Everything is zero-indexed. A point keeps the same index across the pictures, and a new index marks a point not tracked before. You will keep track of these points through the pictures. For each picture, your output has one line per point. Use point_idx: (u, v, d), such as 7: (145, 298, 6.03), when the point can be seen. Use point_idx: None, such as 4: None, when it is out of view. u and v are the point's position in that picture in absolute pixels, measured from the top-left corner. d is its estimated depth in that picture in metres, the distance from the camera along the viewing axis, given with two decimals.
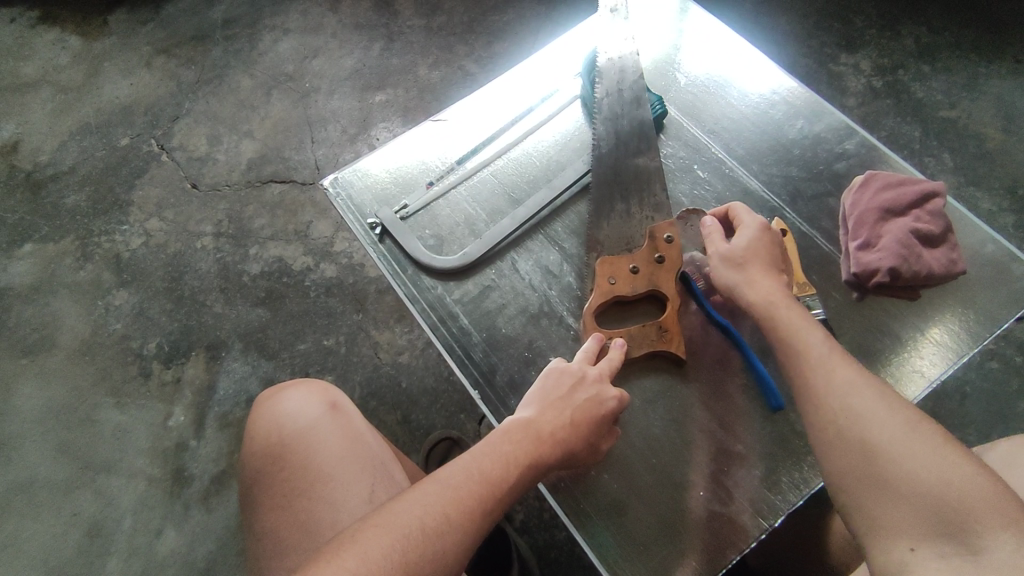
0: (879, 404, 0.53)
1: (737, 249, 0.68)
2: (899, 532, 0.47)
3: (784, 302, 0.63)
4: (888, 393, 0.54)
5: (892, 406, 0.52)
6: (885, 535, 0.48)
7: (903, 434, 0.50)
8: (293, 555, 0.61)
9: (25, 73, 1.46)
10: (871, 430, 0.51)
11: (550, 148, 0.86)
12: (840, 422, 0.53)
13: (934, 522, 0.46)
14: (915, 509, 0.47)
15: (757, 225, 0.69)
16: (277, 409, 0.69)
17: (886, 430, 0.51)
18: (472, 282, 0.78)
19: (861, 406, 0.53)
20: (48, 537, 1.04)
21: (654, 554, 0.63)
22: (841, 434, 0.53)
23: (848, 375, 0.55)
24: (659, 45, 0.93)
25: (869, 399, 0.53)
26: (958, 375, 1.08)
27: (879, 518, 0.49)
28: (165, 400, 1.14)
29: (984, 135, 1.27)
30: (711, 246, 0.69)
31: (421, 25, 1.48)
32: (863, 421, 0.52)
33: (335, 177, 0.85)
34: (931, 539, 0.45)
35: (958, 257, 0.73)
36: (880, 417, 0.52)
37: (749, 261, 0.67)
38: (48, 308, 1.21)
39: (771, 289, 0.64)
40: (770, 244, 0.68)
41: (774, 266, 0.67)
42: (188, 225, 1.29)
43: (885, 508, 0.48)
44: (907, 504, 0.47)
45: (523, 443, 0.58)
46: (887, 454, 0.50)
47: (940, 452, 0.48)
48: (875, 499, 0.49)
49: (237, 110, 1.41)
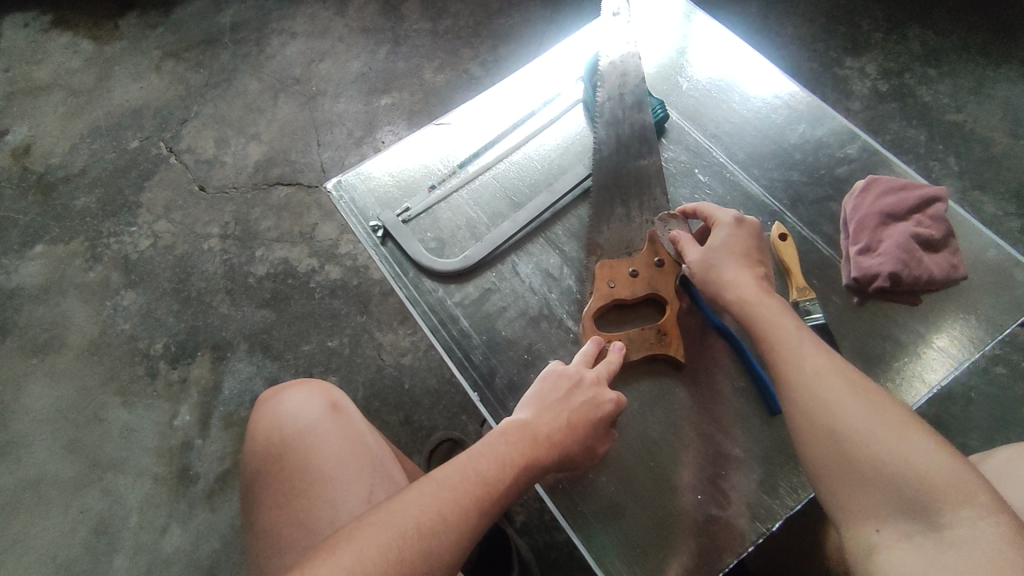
0: (845, 389, 0.53)
1: (709, 253, 0.67)
2: (866, 515, 0.48)
3: (766, 291, 0.63)
4: (853, 376, 0.54)
5: (858, 390, 0.52)
6: (856, 519, 0.48)
7: (872, 418, 0.50)
8: (292, 554, 0.61)
9: (38, 77, 1.49)
10: (840, 415, 0.51)
11: (552, 152, 0.87)
12: (812, 412, 0.53)
13: (901, 504, 0.46)
14: (881, 490, 0.47)
15: (732, 221, 0.69)
16: (278, 409, 0.70)
17: (854, 415, 0.51)
18: (474, 284, 0.79)
19: (827, 392, 0.53)
20: (56, 534, 1.06)
21: (651, 556, 0.63)
22: (812, 421, 0.53)
23: (820, 362, 0.55)
24: (662, 49, 0.94)
25: (837, 385, 0.53)
26: (963, 380, 1.07)
27: (850, 504, 0.49)
28: (172, 399, 1.15)
29: (991, 138, 1.26)
30: (689, 245, 0.69)
31: (428, 29, 1.49)
32: (832, 407, 0.52)
33: (339, 180, 0.85)
34: (897, 523, 0.46)
35: (960, 261, 0.73)
36: (843, 401, 0.52)
37: (726, 258, 0.66)
38: (58, 308, 1.23)
39: (746, 285, 0.63)
40: (746, 236, 0.68)
41: (753, 257, 0.67)
42: (196, 226, 1.31)
43: (856, 495, 0.49)
44: (876, 489, 0.48)
45: (520, 444, 0.58)
46: (857, 441, 0.49)
47: (906, 435, 0.49)
48: (846, 486, 0.49)
49: (245, 113, 1.42)
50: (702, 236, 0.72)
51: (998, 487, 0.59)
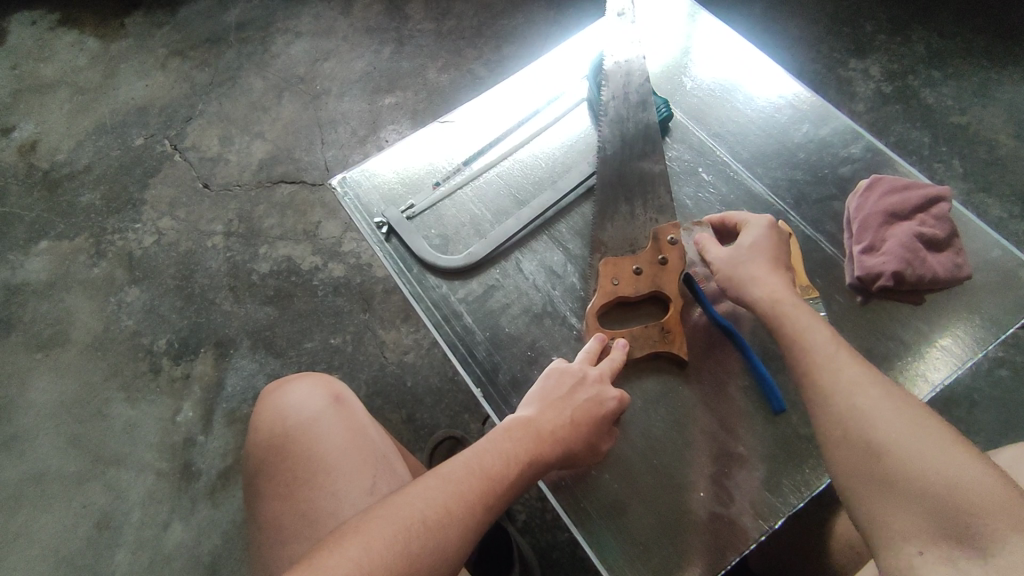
0: (884, 403, 0.51)
1: (745, 246, 0.68)
2: (908, 536, 0.46)
3: (786, 304, 0.62)
4: (894, 391, 0.52)
5: (899, 405, 0.51)
6: (896, 538, 0.46)
7: (907, 432, 0.49)
8: (294, 544, 0.62)
9: (45, 74, 1.49)
10: (877, 427, 0.50)
11: (556, 151, 0.87)
12: (847, 425, 0.52)
13: (939, 523, 0.44)
14: (924, 510, 0.45)
15: (766, 224, 0.69)
16: (281, 401, 0.70)
17: (891, 428, 0.50)
18: (477, 281, 0.79)
19: (865, 404, 0.52)
20: (59, 528, 1.06)
21: (654, 553, 0.63)
22: (843, 430, 0.52)
23: (857, 375, 0.54)
24: (668, 50, 0.94)
25: (874, 398, 0.52)
26: (966, 381, 1.07)
27: (887, 521, 0.47)
28: (175, 395, 1.15)
29: (995, 142, 1.26)
30: (712, 246, 0.70)
31: (432, 29, 1.49)
32: (870, 419, 0.51)
33: (344, 177, 0.86)
34: (939, 545, 0.44)
35: (964, 261, 0.73)
36: (883, 414, 0.51)
37: (755, 257, 0.67)
38: (62, 304, 1.23)
39: (777, 286, 0.64)
40: (775, 241, 0.68)
41: (780, 264, 0.67)
42: (200, 224, 1.31)
43: (896, 510, 0.47)
44: (912, 503, 0.46)
45: (523, 440, 0.58)
46: (894, 452, 0.48)
47: (946, 449, 0.47)
48: (882, 498, 0.48)
49: (249, 112, 1.43)
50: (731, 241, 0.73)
51: None
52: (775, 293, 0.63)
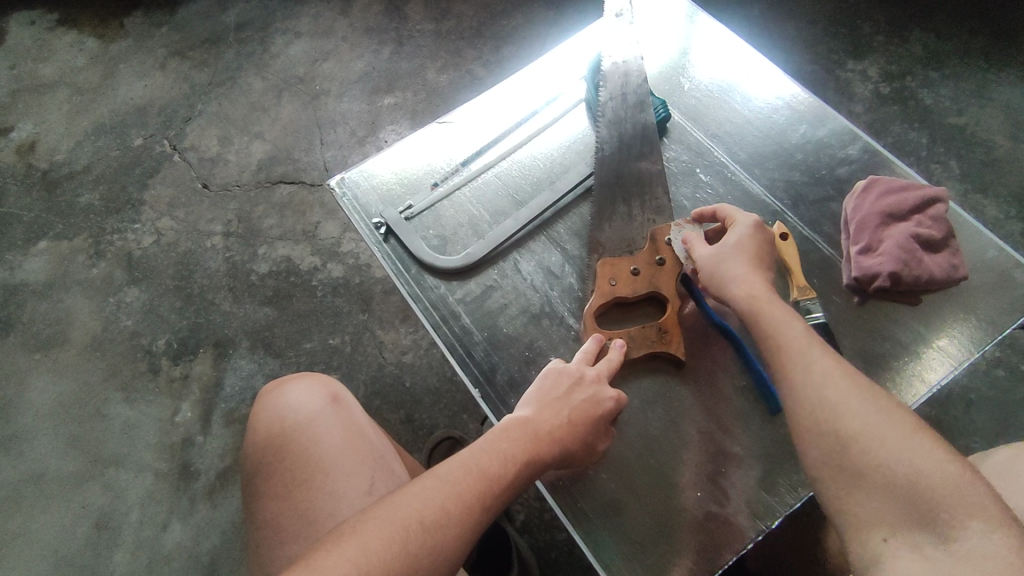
0: (855, 392, 0.52)
1: (730, 245, 0.67)
2: (876, 525, 0.47)
3: (764, 298, 0.61)
4: (863, 380, 0.53)
5: (869, 395, 0.51)
6: (864, 527, 0.47)
7: (878, 423, 0.49)
8: (293, 544, 0.62)
9: (44, 74, 1.49)
10: (849, 418, 0.50)
11: (554, 151, 0.87)
12: (819, 415, 0.52)
13: (907, 512, 0.46)
14: (893, 500, 0.46)
15: (752, 224, 0.68)
16: (280, 401, 0.70)
17: (861, 419, 0.50)
18: (475, 282, 0.80)
19: (837, 395, 0.52)
20: (58, 528, 1.06)
21: (651, 553, 0.64)
22: (816, 420, 0.52)
23: (829, 365, 0.54)
24: (666, 50, 0.94)
25: (846, 388, 0.52)
26: (964, 382, 1.07)
27: (856, 510, 0.48)
28: (174, 395, 1.15)
29: (993, 143, 1.26)
30: (699, 246, 0.69)
31: (432, 29, 1.49)
32: (841, 410, 0.51)
33: (343, 177, 0.86)
34: (906, 534, 0.45)
35: (960, 262, 0.73)
36: (855, 404, 0.51)
37: (738, 257, 0.66)
38: (61, 304, 1.23)
39: (756, 284, 0.63)
40: (759, 241, 0.67)
41: (763, 264, 0.66)
42: (199, 225, 1.31)
43: (866, 501, 0.48)
44: (882, 494, 0.47)
45: (522, 441, 0.58)
46: (866, 443, 0.49)
47: (914, 440, 0.48)
48: (851, 490, 0.49)
49: (248, 112, 1.43)
50: (718, 240, 0.72)
51: (999, 487, 0.59)
52: (754, 290, 0.62)
